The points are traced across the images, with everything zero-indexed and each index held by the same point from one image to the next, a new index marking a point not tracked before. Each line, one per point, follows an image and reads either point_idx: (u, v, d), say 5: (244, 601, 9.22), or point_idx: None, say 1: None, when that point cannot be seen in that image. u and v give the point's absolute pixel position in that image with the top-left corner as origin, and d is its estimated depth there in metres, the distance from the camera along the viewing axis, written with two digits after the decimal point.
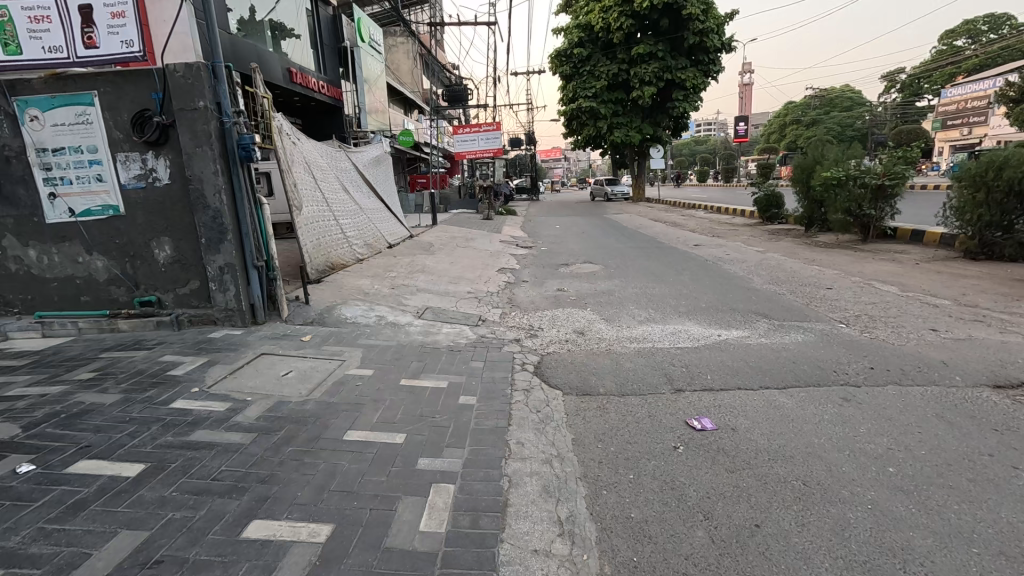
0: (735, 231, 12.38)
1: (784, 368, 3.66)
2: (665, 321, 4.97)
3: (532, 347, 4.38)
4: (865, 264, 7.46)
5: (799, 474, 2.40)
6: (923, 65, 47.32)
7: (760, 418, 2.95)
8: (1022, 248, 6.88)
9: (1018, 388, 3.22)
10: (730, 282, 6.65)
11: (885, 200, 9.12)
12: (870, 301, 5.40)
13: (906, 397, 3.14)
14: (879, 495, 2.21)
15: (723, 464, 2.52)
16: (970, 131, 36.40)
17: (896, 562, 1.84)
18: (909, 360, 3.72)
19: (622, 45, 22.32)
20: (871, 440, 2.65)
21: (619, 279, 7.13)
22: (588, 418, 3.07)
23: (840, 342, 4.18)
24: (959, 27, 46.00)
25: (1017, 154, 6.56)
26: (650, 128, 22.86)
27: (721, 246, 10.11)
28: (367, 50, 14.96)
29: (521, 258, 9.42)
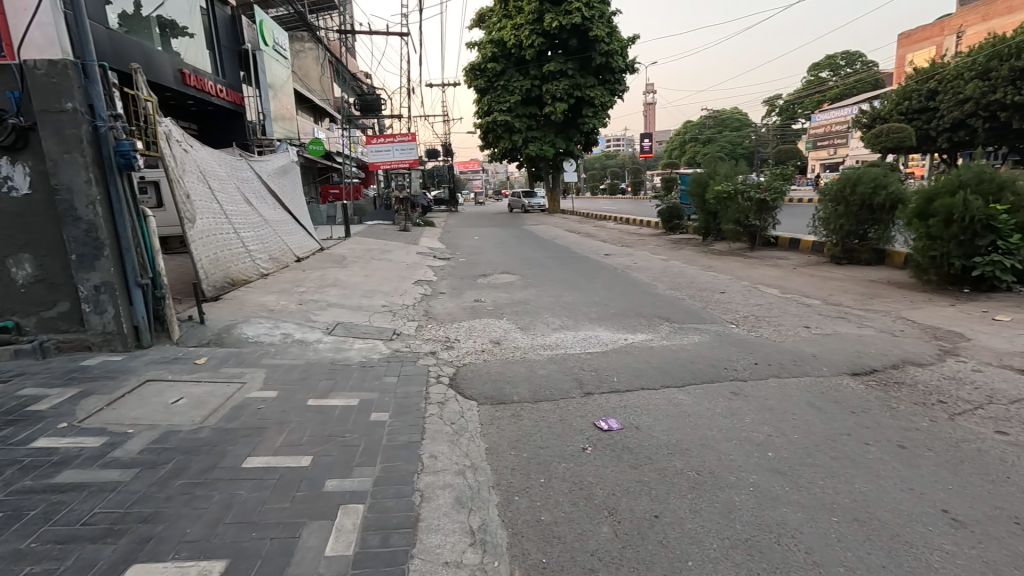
0: (642, 241, 13.20)
1: (682, 367, 3.94)
2: (577, 328, 5.18)
3: (449, 359, 4.37)
4: (752, 269, 8.27)
5: (694, 465, 2.60)
6: (796, 92, 53.62)
7: (660, 415, 3.17)
8: (875, 253, 8.03)
9: (870, 374, 3.73)
10: (637, 289, 7.07)
11: (767, 211, 10.17)
12: (755, 303, 6.00)
13: (783, 388, 3.52)
14: (761, 478, 2.46)
15: (628, 461, 2.67)
16: (835, 152, 41.46)
17: (773, 536, 2.05)
18: (786, 354, 4.18)
19: (534, 62, 23.06)
20: (754, 429, 2.95)
21: (534, 288, 7.32)
22: (503, 426, 3.12)
23: (730, 341, 4.58)
24: (823, 61, 52.73)
25: (867, 173, 7.61)
26: (563, 142, 23.71)
27: (630, 255, 10.73)
28: (270, 54, 14.24)
29: (438, 270, 9.38)
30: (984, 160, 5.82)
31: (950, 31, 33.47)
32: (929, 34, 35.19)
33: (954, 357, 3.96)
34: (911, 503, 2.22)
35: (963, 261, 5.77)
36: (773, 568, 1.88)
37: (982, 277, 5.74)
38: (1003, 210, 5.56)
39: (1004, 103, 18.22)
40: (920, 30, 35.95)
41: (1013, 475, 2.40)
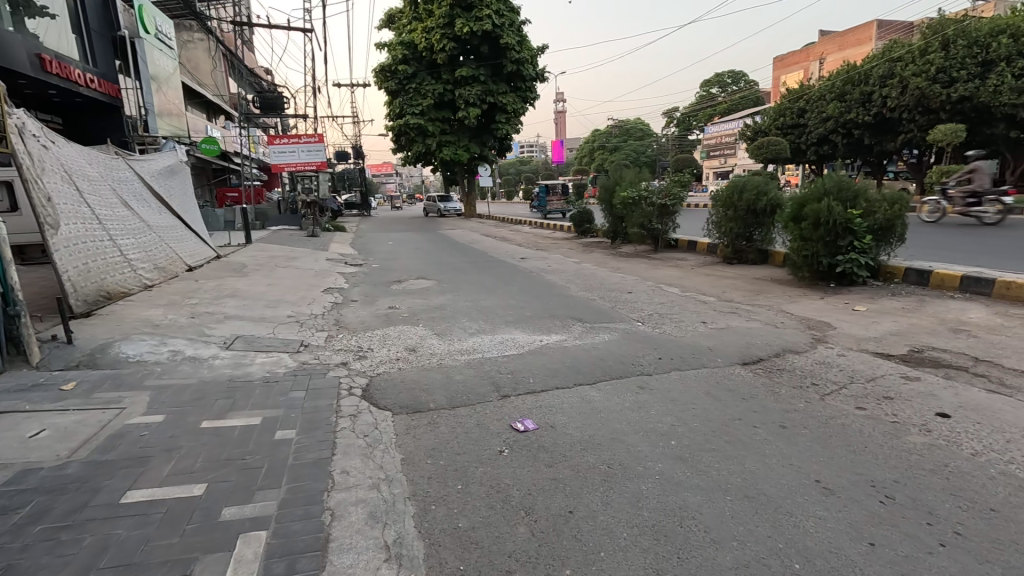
0: (556, 245, 13.59)
1: (593, 365, 4.11)
2: (494, 332, 5.21)
3: (361, 369, 4.21)
4: (656, 270, 8.83)
5: (605, 458, 2.71)
6: (691, 106, 58.14)
7: (574, 413, 3.27)
8: (759, 253, 8.89)
9: (756, 363, 4.13)
10: (551, 291, 7.27)
11: (668, 216, 10.91)
12: (659, 301, 6.40)
13: (684, 380, 3.78)
14: (665, 466, 2.62)
15: (543, 460, 2.73)
16: (726, 161, 45.46)
17: (676, 520, 2.19)
18: (686, 348, 4.50)
19: (446, 66, 22.97)
20: (659, 420, 3.13)
21: (451, 293, 7.27)
22: (419, 434, 3.06)
23: (637, 338, 4.85)
24: (712, 78, 57.73)
25: (750, 181, 8.42)
26: (477, 147, 23.84)
27: (544, 258, 11.01)
28: (152, 43, 12.92)
29: (350, 277, 9.01)
30: (842, 171, 6.66)
31: (815, 58, 37.98)
32: (798, 59, 39.65)
33: (823, 344, 4.50)
34: (791, 478, 2.47)
35: (829, 260, 6.57)
36: (677, 550, 2.01)
37: (844, 273, 6.57)
38: (858, 214, 6.40)
39: (858, 121, 20.99)
40: (792, 55, 40.36)
41: (869, 444, 2.77)
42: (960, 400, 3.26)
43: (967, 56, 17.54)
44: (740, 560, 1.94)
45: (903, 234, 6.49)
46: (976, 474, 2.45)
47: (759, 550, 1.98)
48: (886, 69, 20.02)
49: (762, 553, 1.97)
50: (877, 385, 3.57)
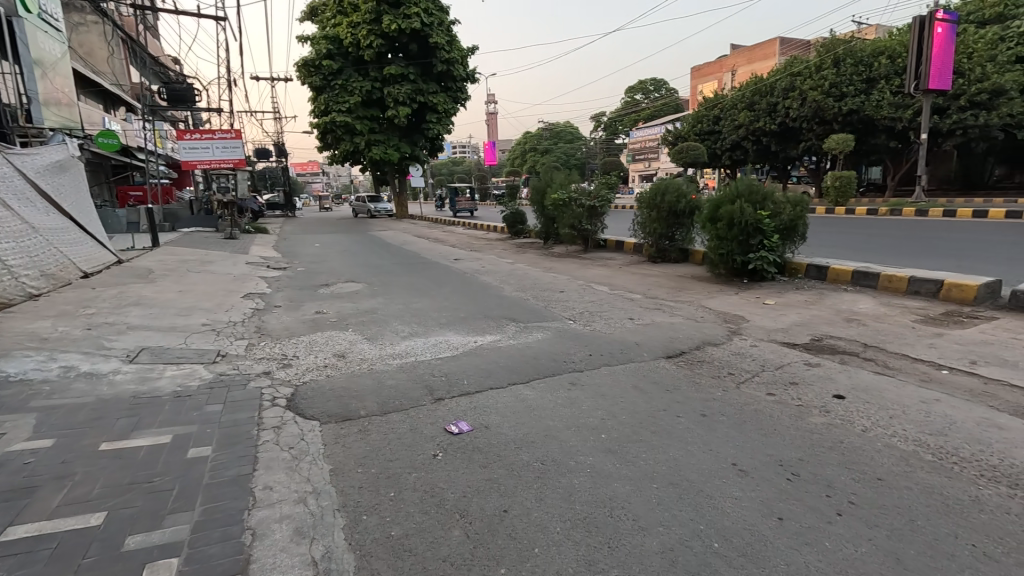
0: (489, 245, 13.61)
1: (527, 364, 4.16)
2: (427, 334, 5.13)
3: (286, 378, 3.99)
4: (586, 270, 9.09)
5: (539, 456, 2.75)
6: (617, 111, 60.43)
7: (508, 412, 3.29)
8: (681, 253, 9.39)
9: (679, 356, 4.36)
10: (485, 292, 7.27)
11: (597, 217, 11.27)
12: (589, 300, 6.60)
13: (614, 375, 3.92)
14: (595, 459, 2.70)
15: (478, 461, 2.72)
16: (650, 165, 47.68)
17: (606, 511, 2.26)
18: (615, 344, 4.67)
19: (374, 63, 22.35)
20: (590, 415, 3.22)
21: (382, 296, 7.09)
22: (349, 443, 2.95)
23: (568, 336, 4.96)
24: (636, 85, 60.33)
25: (672, 184, 8.87)
26: (408, 147, 23.43)
27: (478, 259, 10.99)
28: (35, 24, 11.56)
29: (273, 281, 8.54)
30: (752, 176, 7.18)
31: (728, 69, 40.74)
32: (713, 69, 42.33)
33: (738, 336, 4.83)
34: (711, 463, 2.63)
35: (742, 257, 7.07)
36: (607, 540, 2.08)
37: (756, 270, 7.09)
38: (766, 215, 6.94)
39: (765, 130, 22.76)
40: (707, 65, 42.98)
41: (777, 427, 3.00)
42: (853, 383, 3.62)
43: (853, 74, 19.79)
44: (666, 545, 2.04)
45: (804, 234, 7.12)
46: (865, 448, 2.73)
47: (682, 534, 2.09)
48: (788, 83, 21.87)
49: (686, 536, 2.08)
50: (784, 372, 3.89)
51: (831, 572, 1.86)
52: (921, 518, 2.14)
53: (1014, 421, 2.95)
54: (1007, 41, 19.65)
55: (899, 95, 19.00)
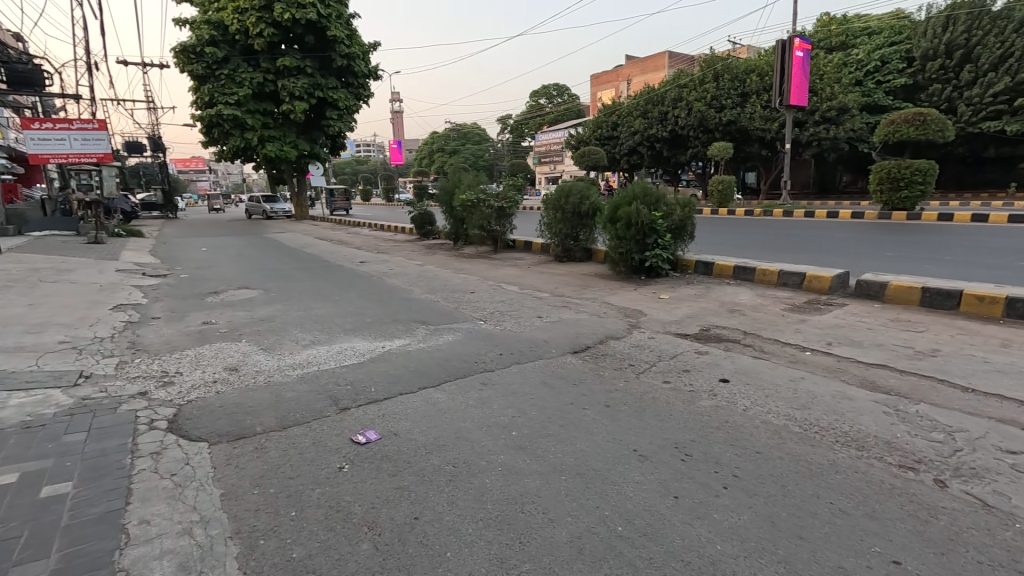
0: (398, 247, 13.27)
1: (437, 367, 4.10)
2: (331, 342, 4.88)
3: (167, 397, 3.58)
4: (496, 270, 9.18)
5: (450, 459, 2.72)
6: (523, 114, 61.83)
7: (418, 417, 3.22)
8: (585, 252, 9.80)
9: (585, 350, 4.54)
10: (393, 295, 7.07)
11: (505, 218, 11.41)
12: (499, 300, 6.67)
13: (523, 372, 4.00)
14: (507, 457, 2.73)
15: (387, 470, 2.63)
16: (555, 168, 49.34)
17: (518, 507, 2.30)
18: (525, 343, 4.76)
19: (265, 54, 20.83)
20: (501, 413, 3.26)
21: (280, 303, 6.62)
22: (244, 464, 2.71)
23: (479, 337, 4.98)
24: (540, 90, 62.16)
25: (574, 187, 9.22)
26: (307, 145, 22.15)
27: (385, 261, 10.65)
28: None
29: (149, 289, 7.64)
30: (646, 179, 7.68)
31: (623, 78, 43.27)
32: (610, 78, 44.71)
33: (637, 330, 5.15)
34: (615, 451, 2.77)
35: (639, 256, 7.53)
36: (518, 535, 2.11)
37: (652, 267, 7.59)
38: (660, 216, 7.45)
39: (658, 136, 24.50)
40: (605, 74, 45.37)
41: (672, 412, 3.24)
42: (735, 367, 4.01)
43: (730, 88, 21.95)
44: (575, 534, 2.11)
45: (693, 233, 7.73)
46: (746, 425, 3.03)
47: (589, 521, 2.18)
48: (676, 94, 23.73)
49: (592, 523, 2.17)
50: (678, 361, 4.20)
51: (719, 541, 2.04)
52: (791, 484, 2.42)
53: (861, 392, 3.44)
54: (849, 66, 22.91)
55: (767, 109, 21.37)
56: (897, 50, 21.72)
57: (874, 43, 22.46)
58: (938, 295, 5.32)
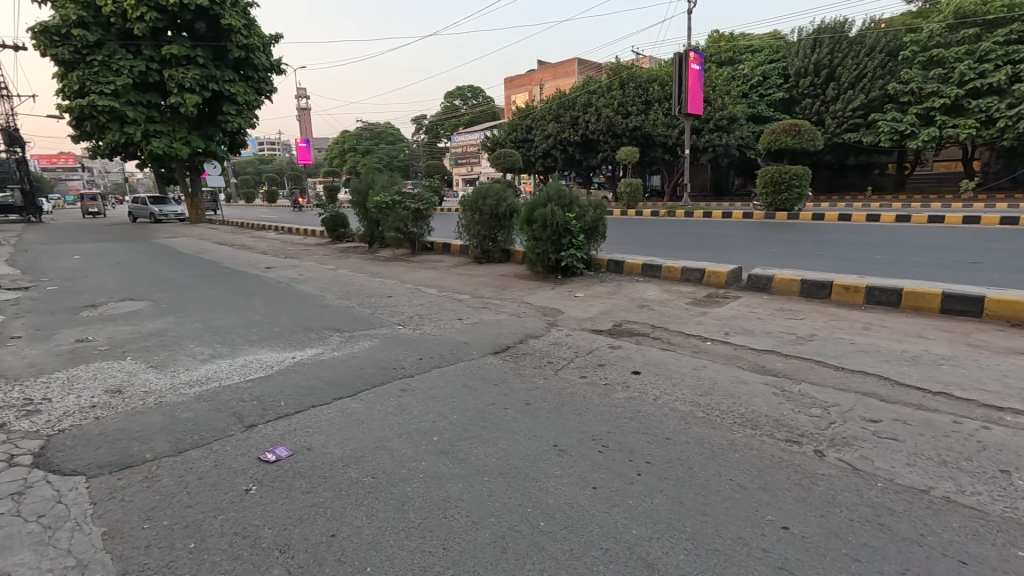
0: (307, 251, 12.56)
1: (353, 376, 3.94)
2: (234, 355, 4.52)
3: (31, 428, 3.12)
4: (414, 273, 9.00)
5: (368, 470, 2.63)
6: (439, 115, 61.34)
7: (334, 429, 3.08)
8: (503, 253, 9.89)
9: (505, 351, 4.58)
10: (304, 302, 6.69)
11: (422, 219, 11.20)
12: (418, 303, 6.55)
13: (443, 376, 3.95)
14: (429, 463, 2.68)
15: (299, 488, 2.49)
16: (472, 170, 49.45)
17: (441, 513, 2.26)
18: (445, 345, 4.72)
19: (147, 40, 18.76)
20: (422, 419, 3.19)
21: (172, 315, 6.02)
22: (131, 496, 2.43)
23: (397, 342, 4.85)
24: (455, 91, 62.03)
25: (492, 188, 9.27)
26: (201, 141, 20.36)
27: (295, 266, 10.06)
28: None
29: (8, 305, 6.62)
30: (560, 182, 7.90)
31: (536, 83, 44.35)
32: (524, 82, 45.57)
33: (554, 327, 5.29)
34: (535, 448, 2.82)
35: (555, 255, 7.74)
36: (441, 542, 2.08)
37: (567, 266, 7.82)
38: (573, 217, 7.69)
39: (571, 140, 25.34)
40: (518, 78, 46.23)
41: (589, 406, 3.37)
42: (644, 359, 4.25)
43: (635, 96, 23.27)
44: (498, 534, 2.12)
45: (605, 233, 8.06)
46: (656, 413, 3.23)
47: (511, 520, 2.20)
48: (586, 99, 24.74)
49: (515, 521, 2.19)
50: (593, 356, 4.37)
51: (634, 526, 2.14)
52: (696, 465, 2.61)
53: (753, 375, 3.79)
54: (737, 79, 25.06)
55: (668, 116, 22.84)
56: (776, 67, 24.00)
57: (757, 60, 24.78)
58: (814, 285, 5.98)
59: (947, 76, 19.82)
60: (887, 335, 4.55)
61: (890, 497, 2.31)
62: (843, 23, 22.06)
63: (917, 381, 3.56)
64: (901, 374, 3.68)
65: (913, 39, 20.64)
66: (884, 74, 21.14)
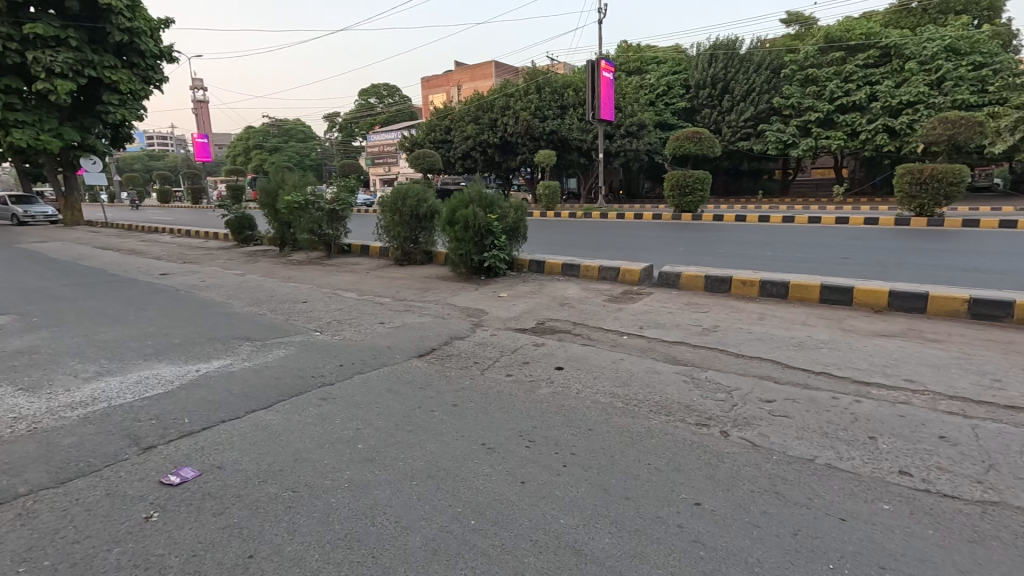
0: (208, 256, 11.58)
1: (267, 387, 3.70)
2: (125, 371, 4.07)
3: None
4: (330, 277, 8.61)
5: (289, 484, 2.49)
6: (353, 114, 59.35)
7: (247, 445, 2.88)
8: (424, 255, 9.73)
9: (430, 353, 4.53)
10: (208, 310, 6.18)
11: (338, 220, 10.75)
12: (336, 308, 6.28)
13: (366, 382, 3.83)
14: (355, 471, 2.60)
15: (210, 510, 2.30)
16: (390, 170, 48.29)
17: (368, 521, 2.20)
18: (367, 350, 4.57)
19: (4, 15, 16.29)
20: (346, 427, 3.08)
21: (46, 330, 5.29)
22: (1, 539, 2.12)
23: (315, 349, 4.63)
24: (370, 89, 60.35)
25: (412, 189, 9.11)
26: (75, 134, 18.09)
27: (195, 272, 9.25)
28: None
29: None
30: (480, 184, 7.94)
31: (453, 84, 44.27)
32: (441, 82, 45.31)
33: (479, 328, 5.32)
34: (463, 448, 2.82)
35: (478, 256, 7.77)
36: (370, 551, 2.03)
37: (490, 267, 7.87)
38: (494, 218, 7.73)
39: (490, 142, 25.56)
40: (435, 78, 45.86)
41: (515, 403, 3.42)
42: (567, 355, 4.40)
43: (551, 100, 23.99)
44: (428, 537, 2.10)
45: (526, 234, 8.21)
46: (578, 406, 3.36)
47: (442, 521, 2.19)
48: (503, 102, 25.08)
49: (445, 522, 2.19)
50: (518, 355, 4.45)
51: (561, 516, 2.22)
52: (617, 453, 2.74)
53: (666, 366, 4.06)
54: (644, 88, 26.45)
55: (583, 122, 23.77)
56: (678, 78, 25.74)
57: (661, 70, 26.37)
58: (716, 281, 6.50)
59: (820, 92, 22.40)
60: (777, 324, 5.07)
61: (784, 467, 2.58)
62: (735, 41, 24.19)
63: (802, 363, 4.01)
64: (790, 358, 4.12)
65: (792, 59, 23.10)
66: (769, 89, 23.43)
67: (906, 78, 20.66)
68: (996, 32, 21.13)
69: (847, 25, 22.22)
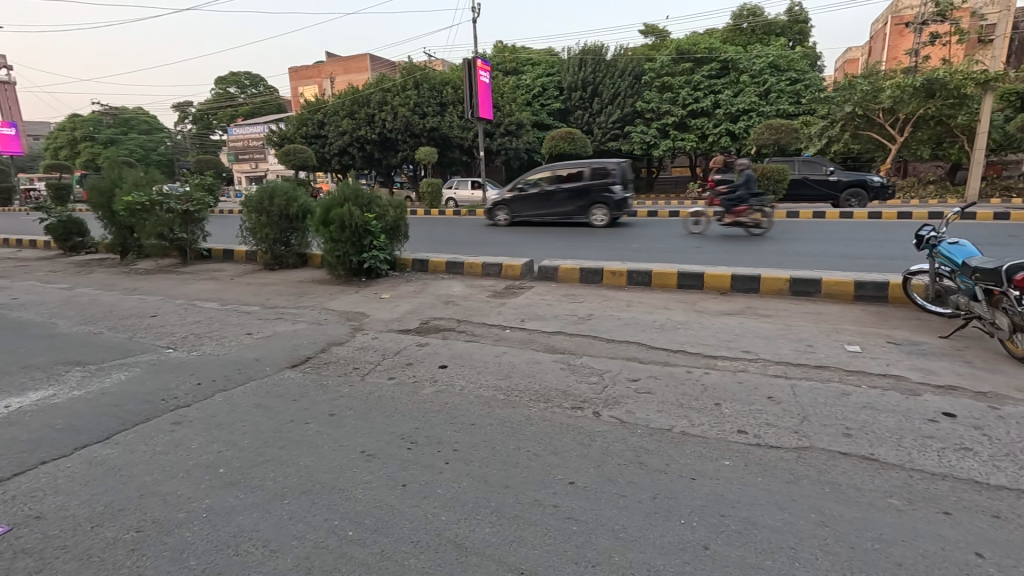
0: (21, 269, 9.63)
1: (104, 417, 3.21)
2: None
3: None
4: (187, 286, 7.67)
5: (133, 523, 2.19)
6: (209, 103, 53.39)
7: (77, 486, 2.47)
8: (298, 258, 9.05)
9: (305, 362, 4.26)
10: (22, 333, 5.15)
11: (194, 223, 9.57)
12: (192, 321, 5.62)
13: (230, 399, 3.49)
14: (215, 499, 2.36)
15: (24, 570, 1.94)
16: (256, 166, 44.34)
17: (232, 550, 2.02)
18: (230, 365, 4.16)
19: None
20: (204, 452, 2.78)
21: None
22: None
23: (167, 368, 4.10)
24: (229, 77, 54.71)
25: (279, 187, 8.47)
26: None
27: (4, 288, 7.66)
28: None
29: None
30: (354, 181, 7.63)
31: (325, 76, 41.74)
32: (311, 74, 42.53)
33: (359, 332, 5.11)
34: (341, 458, 2.70)
35: (357, 257, 7.44)
36: None
37: (370, 268, 7.57)
38: (372, 217, 7.46)
39: (368, 138, 24.52)
40: (304, 69, 42.89)
41: (396, 406, 3.35)
42: (451, 352, 4.40)
43: (430, 97, 23.73)
44: (301, 556, 1.98)
45: (406, 233, 8.02)
46: (462, 402, 3.38)
47: (318, 537, 2.09)
48: (380, 97, 24.27)
49: (321, 538, 2.08)
50: (401, 356, 4.36)
51: (443, 513, 2.23)
52: (498, 444, 2.82)
53: (545, 355, 4.25)
54: (521, 89, 27.26)
55: (463, 120, 23.88)
56: (552, 81, 26.90)
57: (537, 72, 27.33)
58: (590, 272, 6.94)
59: (675, 99, 24.84)
60: (642, 309, 5.56)
61: (647, 440, 2.83)
62: (601, 48, 25.92)
63: (663, 343, 4.44)
64: (654, 339, 4.54)
65: (651, 67, 25.25)
66: (633, 93, 25.44)
67: (741, 89, 23.73)
68: (806, 53, 25.11)
69: (693, 40, 24.94)
